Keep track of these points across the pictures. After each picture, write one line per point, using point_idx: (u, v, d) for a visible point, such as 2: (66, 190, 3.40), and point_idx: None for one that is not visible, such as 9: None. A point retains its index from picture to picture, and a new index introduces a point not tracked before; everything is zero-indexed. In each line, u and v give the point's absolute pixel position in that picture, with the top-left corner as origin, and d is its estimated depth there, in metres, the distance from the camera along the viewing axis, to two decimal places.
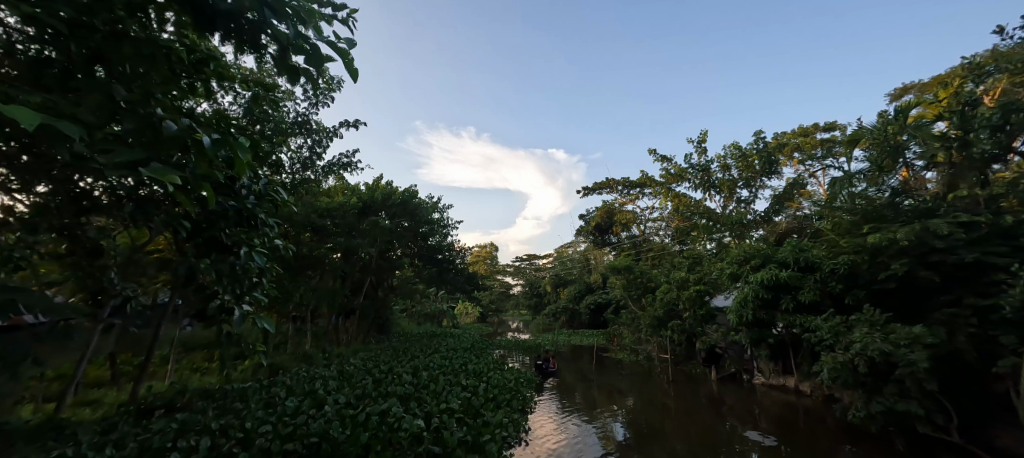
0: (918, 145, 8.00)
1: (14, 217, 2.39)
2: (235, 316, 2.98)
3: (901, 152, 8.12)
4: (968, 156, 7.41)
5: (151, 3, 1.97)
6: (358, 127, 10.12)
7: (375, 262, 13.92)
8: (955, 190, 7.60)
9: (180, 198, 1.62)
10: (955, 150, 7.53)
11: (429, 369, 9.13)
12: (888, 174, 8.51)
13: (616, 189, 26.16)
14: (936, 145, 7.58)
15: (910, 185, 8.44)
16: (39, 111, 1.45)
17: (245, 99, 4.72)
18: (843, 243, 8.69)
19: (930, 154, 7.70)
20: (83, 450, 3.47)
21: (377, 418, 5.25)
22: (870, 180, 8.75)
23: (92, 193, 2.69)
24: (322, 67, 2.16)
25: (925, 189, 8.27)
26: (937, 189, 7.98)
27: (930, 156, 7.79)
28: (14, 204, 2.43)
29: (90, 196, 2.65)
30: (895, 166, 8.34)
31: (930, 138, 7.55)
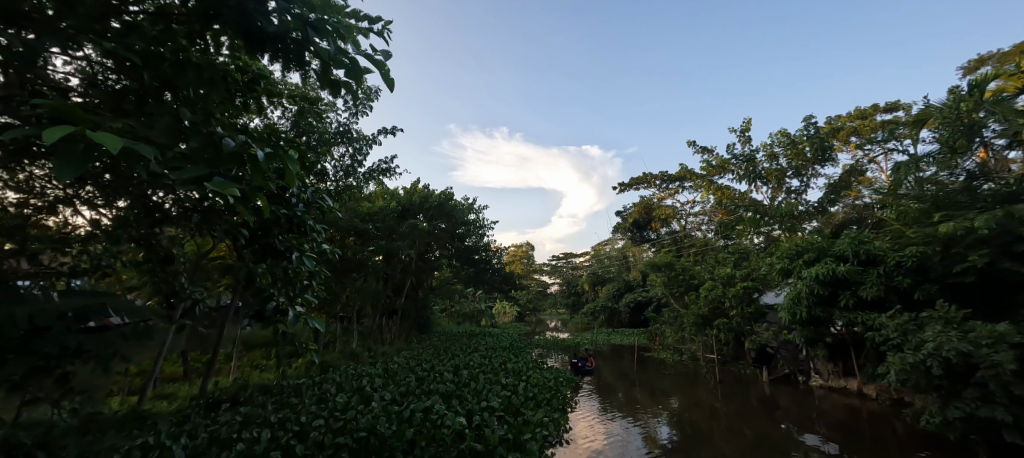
0: (996, 123, 7.16)
1: (100, 230, 2.78)
2: (290, 316, 3.20)
3: (977, 131, 7.33)
4: None
5: (209, 30, 2.16)
6: (397, 133, 10.47)
7: (415, 263, 14.33)
8: None
9: (239, 208, 1.76)
10: None
11: (469, 368, 9.30)
12: (963, 156, 7.68)
13: (654, 184, 25.49)
14: (1019, 121, 6.76)
15: (990, 167, 7.52)
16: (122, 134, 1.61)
17: (292, 113, 5.03)
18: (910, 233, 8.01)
19: (1013, 131, 6.86)
20: (162, 440, 3.84)
21: (422, 415, 5.42)
22: (942, 164, 7.88)
23: (164, 206, 2.83)
24: (362, 80, 2.27)
25: (1009, 171, 7.37)
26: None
27: (1013, 134, 6.94)
28: (101, 217, 2.78)
29: (161, 209, 2.80)
30: (971, 146, 7.52)
31: (1012, 114, 6.77)
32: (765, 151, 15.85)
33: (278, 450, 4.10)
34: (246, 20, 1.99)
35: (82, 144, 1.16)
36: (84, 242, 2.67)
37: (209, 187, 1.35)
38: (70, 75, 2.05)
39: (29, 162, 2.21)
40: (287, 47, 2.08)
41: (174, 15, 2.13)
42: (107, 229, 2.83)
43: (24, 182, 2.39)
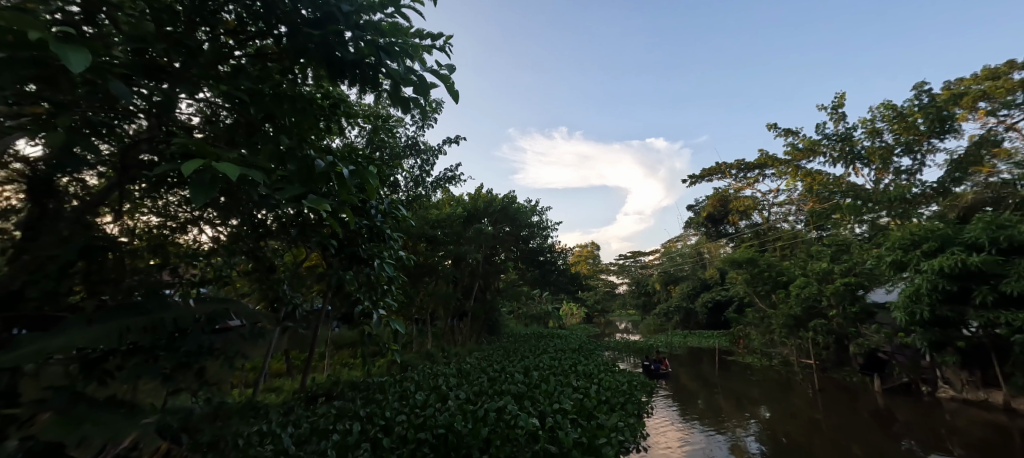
0: None
1: (219, 244, 3.26)
2: (374, 318, 3.47)
3: None
4: None
5: (297, 64, 2.43)
6: (460, 142, 10.87)
7: (482, 267, 14.73)
8: None
9: (329, 221, 1.95)
10: None
11: (539, 369, 9.34)
12: None
13: (730, 174, 23.72)
14: None
15: None
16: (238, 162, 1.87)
17: (367, 131, 5.46)
18: None
19: None
20: (273, 428, 4.37)
21: (495, 415, 5.55)
22: None
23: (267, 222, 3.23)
24: (428, 94, 2.41)
25: None
26: None
27: None
28: (220, 234, 3.25)
29: (265, 225, 3.20)
30: None
31: None
32: (864, 128, 14.04)
33: (368, 442, 4.46)
34: (328, 51, 2.20)
35: (210, 175, 1.37)
36: (207, 254, 3.15)
37: (306, 203, 1.53)
38: (196, 116, 2.42)
39: (170, 190, 2.69)
40: (363, 71, 2.26)
41: (269, 55, 2.45)
42: (224, 243, 3.30)
43: (164, 206, 2.88)
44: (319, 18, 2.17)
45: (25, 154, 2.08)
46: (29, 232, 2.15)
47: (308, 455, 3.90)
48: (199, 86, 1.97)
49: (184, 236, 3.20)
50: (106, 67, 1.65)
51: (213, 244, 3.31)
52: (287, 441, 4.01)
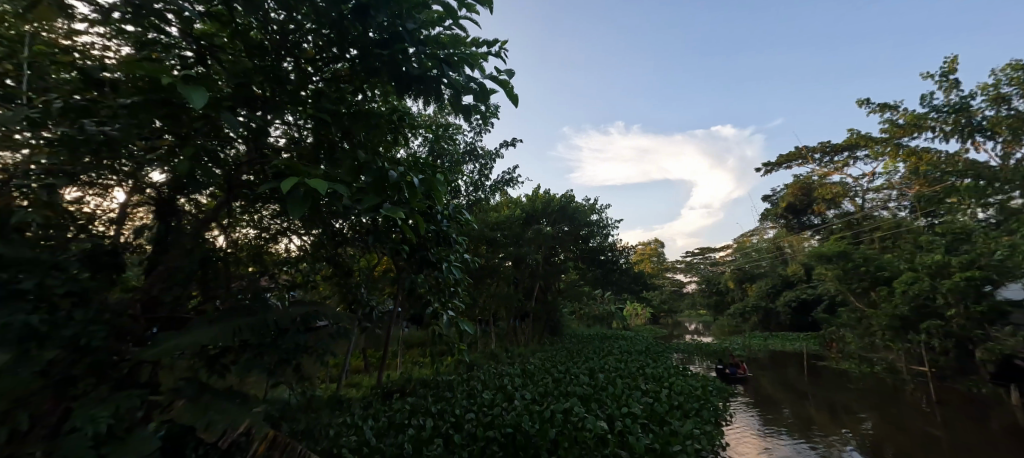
0: None
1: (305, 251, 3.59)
2: (443, 319, 3.63)
3: None
4: None
5: (367, 83, 2.61)
6: (517, 144, 10.98)
7: (542, 267, 14.73)
8: None
9: (402, 227, 2.07)
10: None
11: (605, 371, 9.11)
12: None
13: (813, 160, 21.50)
14: None
15: None
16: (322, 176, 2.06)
17: (428, 140, 5.72)
18: None
19: None
20: (355, 421, 4.73)
21: (562, 416, 5.51)
22: None
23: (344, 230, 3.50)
24: (488, 100, 2.47)
25: None
26: None
27: None
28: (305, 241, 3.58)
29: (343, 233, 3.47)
30: None
31: None
32: (985, 95, 12.03)
33: (440, 437, 4.64)
34: (395, 67, 2.32)
35: (303, 190, 1.53)
36: (294, 261, 3.48)
37: (383, 211, 1.65)
38: (285, 139, 2.70)
39: (263, 205, 3.01)
40: (427, 83, 2.35)
41: (341, 76, 2.66)
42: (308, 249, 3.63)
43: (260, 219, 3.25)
44: (385, 37, 2.28)
45: (156, 181, 2.50)
46: (160, 245, 2.57)
47: (387, 447, 4.16)
48: (286, 110, 2.20)
49: (276, 246, 3.57)
50: (216, 103, 1.92)
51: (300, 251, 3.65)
52: (368, 433, 4.31)
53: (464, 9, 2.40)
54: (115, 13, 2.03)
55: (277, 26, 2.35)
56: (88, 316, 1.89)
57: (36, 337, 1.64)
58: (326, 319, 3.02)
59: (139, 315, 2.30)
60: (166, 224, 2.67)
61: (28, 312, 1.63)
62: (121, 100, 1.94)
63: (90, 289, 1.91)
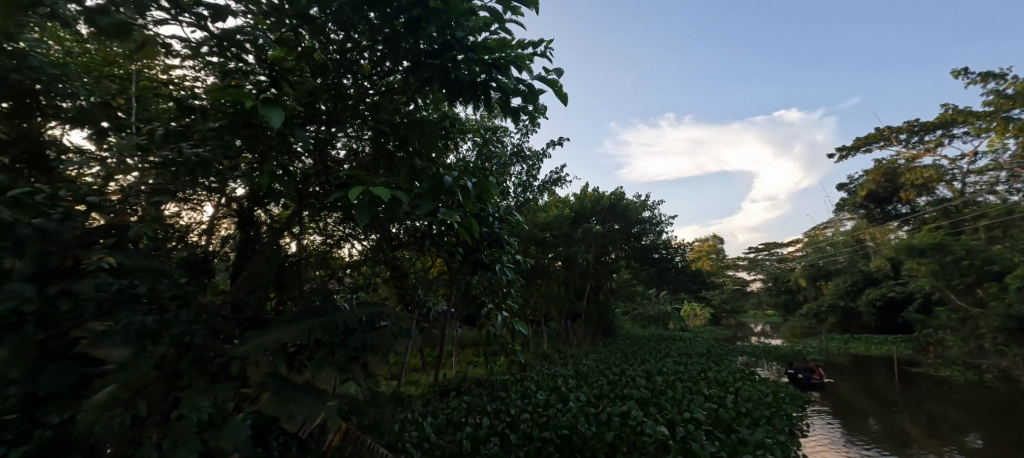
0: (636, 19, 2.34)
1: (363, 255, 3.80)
2: (498, 320, 3.69)
3: None
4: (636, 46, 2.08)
5: (418, 92, 2.72)
6: (564, 143, 10.91)
7: (593, 267, 14.45)
8: None
9: (458, 229, 2.14)
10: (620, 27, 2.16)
11: (663, 374, 8.74)
12: None
13: (897, 141, 19.30)
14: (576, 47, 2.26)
15: None
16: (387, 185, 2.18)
17: (476, 145, 5.85)
18: None
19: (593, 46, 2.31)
20: (416, 417, 4.94)
21: (619, 419, 5.34)
22: None
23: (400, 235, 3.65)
24: (536, 101, 2.47)
25: None
26: None
27: None
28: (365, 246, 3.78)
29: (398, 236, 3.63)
30: None
31: None
32: None
33: (496, 436, 4.70)
34: (445, 75, 2.38)
35: (369, 199, 1.63)
36: (356, 263, 3.71)
37: (440, 215, 1.73)
38: (346, 152, 2.90)
39: (327, 212, 3.25)
40: (477, 88, 2.40)
41: (394, 88, 2.78)
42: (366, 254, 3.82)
43: (325, 226, 3.48)
44: (435, 47, 2.35)
45: (237, 195, 2.77)
46: (242, 253, 2.85)
47: (446, 443, 4.29)
48: (346, 124, 2.36)
49: (339, 252, 3.80)
50: (290, 121, 2.11)
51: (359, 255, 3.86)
52: (427, 429, 4.48)
53: (508, 12, 2.43)
54: (203, 47, 2.29)
55: (336, 46, 2.52)
56: (191, 317, 2.18)
57: (152, 332, 1.95)
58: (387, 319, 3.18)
59: (229, 315, 2.58)
60: (247, 234, 2.95)
61: (144, 312, 1.96)
62: (207, 125, 2.33)
63: (192, 292, 2.21)
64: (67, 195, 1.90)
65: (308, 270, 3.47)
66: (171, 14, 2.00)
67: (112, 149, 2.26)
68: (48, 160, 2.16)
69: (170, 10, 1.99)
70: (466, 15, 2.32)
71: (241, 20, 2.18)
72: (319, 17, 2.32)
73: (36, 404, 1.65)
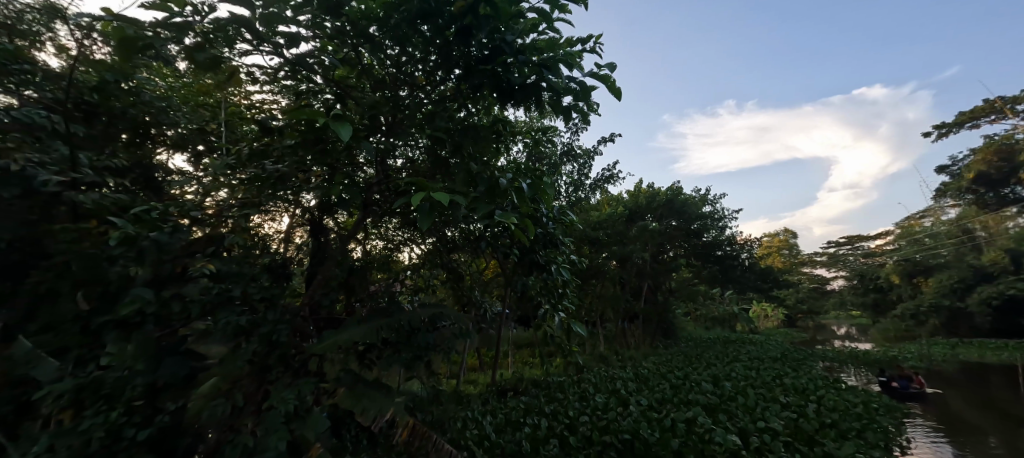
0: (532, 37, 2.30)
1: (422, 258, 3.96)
2: (555, 321, 3.67)
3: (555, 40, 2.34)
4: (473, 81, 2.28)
5: (471, 98, 2.78)
6: (615, 139, 10.64)
7: (650, 266, 13.93)
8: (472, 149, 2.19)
9: (515, 231, 2.18)
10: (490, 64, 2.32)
11: (731, 379, 8.16)
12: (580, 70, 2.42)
13: (1013, 114, 16.59)
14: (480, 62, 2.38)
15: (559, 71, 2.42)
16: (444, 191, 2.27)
17: (527, 147, 5.89)
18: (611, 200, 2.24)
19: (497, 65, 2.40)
20: (476, 415, 5.07)
21: (684, 426, 5.05)
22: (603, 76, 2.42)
23: (455, 237, 3.76)
24: (589, 98, 2.43)
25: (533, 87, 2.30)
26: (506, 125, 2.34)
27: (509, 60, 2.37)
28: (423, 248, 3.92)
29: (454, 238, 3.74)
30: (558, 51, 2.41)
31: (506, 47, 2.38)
32: None
33: (556, 438, 4.67)
34: (496, 80, 2.42)
35: (429, 204, 1.71)
36: (415, 266, 3.88)
37: (497, 218, 1.78)
38: (403, 160, 3.05)
39: (387, 218, 3.46)
40: (528, 90, 2.41)
41: (447, 96, 2.87)
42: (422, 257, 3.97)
43: (385, 231, 3.68)
44: (486, 53, 2.40)
45: (309, 205, 2.99)
46: (316, 258, 3.08)
47: (506, 443, 4.35)
48: (404, 134, 2.49)
49: (399, 255, 3.98)
50: (357, 135, 2.27)
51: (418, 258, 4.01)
52: (488, 428, 4.58)
53: (557, 11, 2.41)
54: (279, 72, 2.51)
55: (393, 60, 2.64)
56: (278, 317, 2.38)
57: (245, 331, 2.19)
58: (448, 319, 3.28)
59: (307, 316, 2.80)
60: (318, 240, 3.19)
61: (238, 313, 2.22)
62: (284, 144, 2.59)
63: (277, 294, 2.41)
64: (176, 212, 2.31)
65: (373, 273, 3.65)
66: (254, 45, 2.21)
67: (208, 169, 2.56)
68: (156, 181, 3.10)
69: (252, 41, 2.20)
70: (515, 19, 2.34)
71: (311, 44, 2.35)
72: (377, 35, 2.47)
73: (158, 391, 2.04)
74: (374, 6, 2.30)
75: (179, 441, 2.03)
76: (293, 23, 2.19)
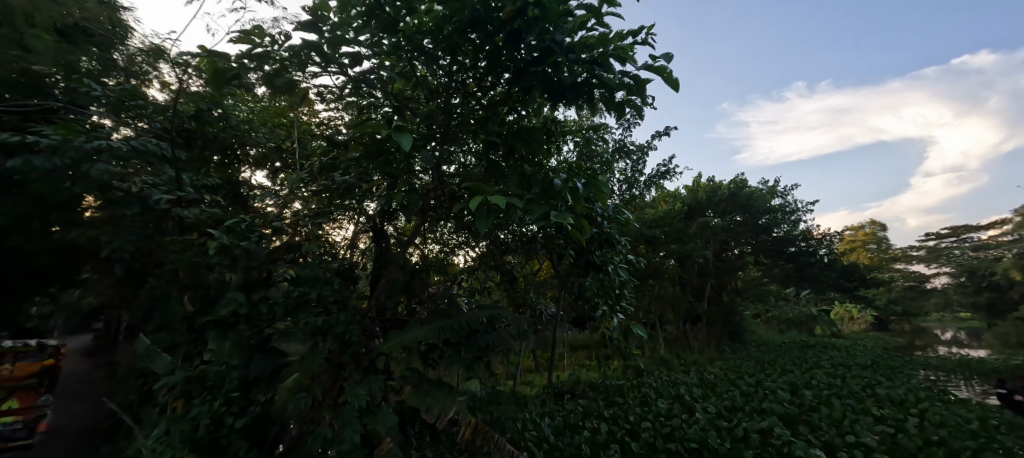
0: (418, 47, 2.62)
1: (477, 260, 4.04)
2: (614, 323, 3.56)
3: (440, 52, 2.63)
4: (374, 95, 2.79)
5: (521, 100, 2.80)
6: (671, 132, 10.19)
7: (713, 265, 13.12)
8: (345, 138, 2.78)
9: (571, 231, 2.18)
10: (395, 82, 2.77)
11: (812, 387, 7.38)
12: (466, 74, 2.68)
13: None
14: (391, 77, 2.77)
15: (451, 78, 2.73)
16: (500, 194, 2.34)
17: (578, 146, 5.81)
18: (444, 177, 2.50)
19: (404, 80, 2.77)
20: (534, 417, 5.09)
21: (760, 437, 4.33)
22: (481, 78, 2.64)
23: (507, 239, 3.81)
24: (643, 92, 2.35)
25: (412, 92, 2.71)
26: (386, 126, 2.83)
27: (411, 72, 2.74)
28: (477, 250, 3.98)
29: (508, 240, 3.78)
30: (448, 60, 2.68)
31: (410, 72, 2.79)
32: None
33: (616, 444, 4.51)
34: (547, 81, 2.41)
35: (486, 208, 1.75)
36: (470, 268, 3.98)
37: (553, 219, 1.80)
38: (456, 166, 3.13)
39: (443, 222, 3.57)
40: (579, 89, 2.37)
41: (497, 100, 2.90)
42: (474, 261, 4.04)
43: (441, 234, 3.81)
44: (535, 55, 2.39)
45: (372, 212, 3.18)
46: (378, 262, 3.24)
47: (565, 446, 4.30)
48: (458, 140, 2.57)
49: (455, 259, 4.05)
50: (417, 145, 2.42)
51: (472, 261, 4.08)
52: (546, 430, 4.57)
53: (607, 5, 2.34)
54: (343, 90, 2.68)
55: (444, 70, 2.71)
56: (349, 318, 2.45)
57: (321, 332, 2.30)
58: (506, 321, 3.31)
59: (374, 317, 2.96)
60: (380, 245, 3.33)
61: (316, 313, 2.35)
62: (350, 156, 2.80)
63: (348, 296, 2.51)
64: (261, 223, 2.69)
65: (431, 276, 3.73)
66: (323, 67, 2.38)
67: (285, 182, 2.82)
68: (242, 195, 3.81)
69: (320, 63, 2.38)
70: (564, 18, 2.30)
71: (371, 62, 2.51)
72: (430, 47, 2.56)
73: (250, 384, 2.39)
74: (425, 20, 2.39)
75: (268, 430, 2.36)
76: (354, 42, 2.34)
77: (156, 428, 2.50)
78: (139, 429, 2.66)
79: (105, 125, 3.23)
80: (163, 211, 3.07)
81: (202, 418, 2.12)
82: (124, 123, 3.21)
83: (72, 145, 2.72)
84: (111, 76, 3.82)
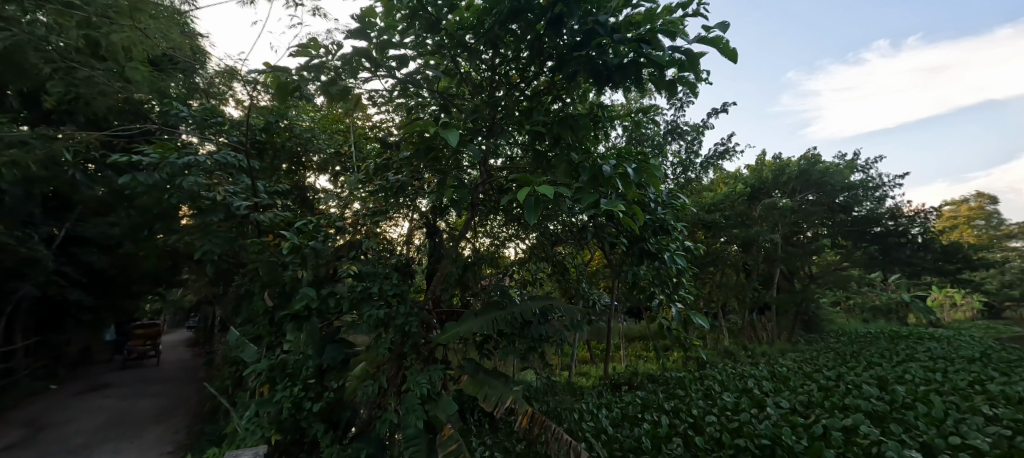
0: (413, 59, 2.59)
1: (524, 252, 4.08)
2: (673, 313, 3.37)
3: (436, 72, 2.74)
4: (390, 101, 2.89)
5: (565, 86, 2.72)
6: (729, 108, 9.44)
7: (783, 249, 11.89)
8: (370, 169, 3.12)
9: (621, 216, 2.13)
10: (405, 94, 2.84)
11: (905, 382, 6.56)
12: (464, 66, 2.71)
13: None
14: (405, 93, 2.81)
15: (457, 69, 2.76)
16: (557, 180, 2.35)
17: (627, 132, 5.67)
18: (444, 154, 2.70)
19: (409, 94, 2.82)
20: (591, 409, 5.07)
21: (843, 436, 3.71)
22: (471, 79, 2.85)
23: (552, 228, 3.78)
24: (699, 66, 2.18)
25: (433, 88, 2.75)
26: (392, 146, 3.14)
27: (418, 85, 2.73)
28: (525, 242, 4.00)
29: (550, 230, 3.75)
30: (446, 61, 2.71)
31: (409, 95, 2.87)
32: None
33: (679, 439, 4.28)
34: (592, 65, 2.30)
35: (533, 199, 1.72)
36: (519, 261, 4.01)
37: (599, 205, 1.79)
38: (504, 159, 3.14)
39: (492, 215, 3.64)
40: (626, 69, 2.23)
41: (538, 90, 2.82)
42: (520, 253, 4.07)
43: (488, 229, 3.88)
44: (580, 39, 2.31)
45: (424, 209, 3.19)
46: (433, 257, 3.34)
47: (624, 438, 4.24)
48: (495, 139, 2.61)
49: (505, 251, 4.09)
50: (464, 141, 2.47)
51: (520, 253, 4.12)
52: (603, 422, 4.54)
53: None
54: (392, 92, 2.76)
55: (487, 64, 2.73)
56: (408, 310, 2.53)
57: (383, 324, 2.38)
58: (559, 313, 3.21)
59: (432, 308, 3.09)
60: (433, 240, 3.38)
61: (380, 305, 2.47)
62: (404, 156, 2.92)
63: (406, 290, 2.59)
64: (326, 223, 2.90)
65: (482, 269, 3.77)
66: (372, 72, 2.47)
67: (347, 185, 3.03)
68: (308, 200, 4.17)
69: (370, 68, 2.46)
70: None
71: (417, 62, 2.56)
72: (473, 43, 2.56)
73: (325, 372, 2.63)
74: (467, 15, 2.40)
75: (341, 413, 2.68)
76: (400, 45, 2.41)
77: (246, 410, 2.86)
78: (232, 410, 3.04)
79: (191, 141, 3.64)
80: (243, 216, 3.34)
81: (286, 402, 2.51)
82: (208, 139, 3.60)
83: (167, 162, 3.09)
84: (196, 97, 4.28)
